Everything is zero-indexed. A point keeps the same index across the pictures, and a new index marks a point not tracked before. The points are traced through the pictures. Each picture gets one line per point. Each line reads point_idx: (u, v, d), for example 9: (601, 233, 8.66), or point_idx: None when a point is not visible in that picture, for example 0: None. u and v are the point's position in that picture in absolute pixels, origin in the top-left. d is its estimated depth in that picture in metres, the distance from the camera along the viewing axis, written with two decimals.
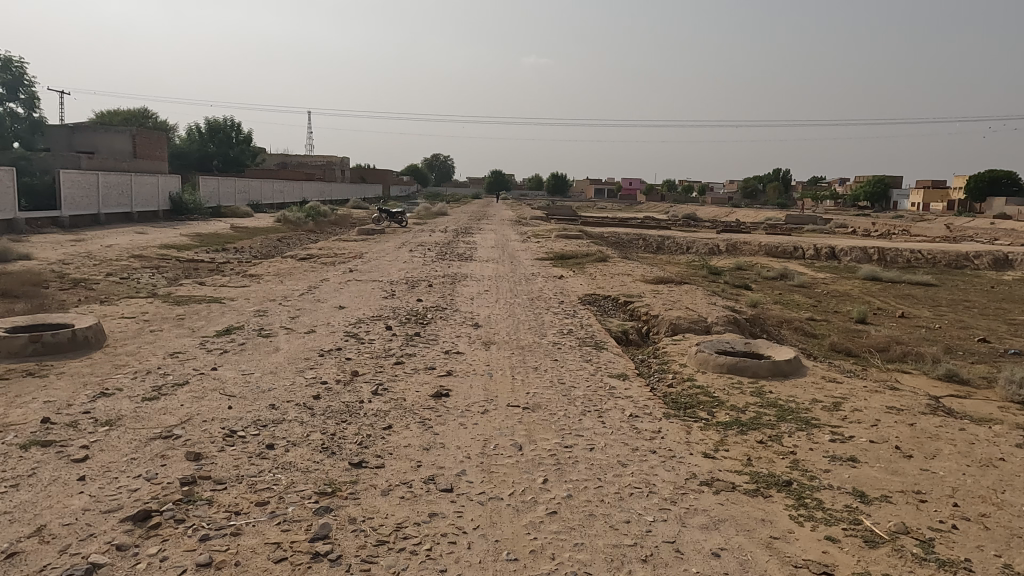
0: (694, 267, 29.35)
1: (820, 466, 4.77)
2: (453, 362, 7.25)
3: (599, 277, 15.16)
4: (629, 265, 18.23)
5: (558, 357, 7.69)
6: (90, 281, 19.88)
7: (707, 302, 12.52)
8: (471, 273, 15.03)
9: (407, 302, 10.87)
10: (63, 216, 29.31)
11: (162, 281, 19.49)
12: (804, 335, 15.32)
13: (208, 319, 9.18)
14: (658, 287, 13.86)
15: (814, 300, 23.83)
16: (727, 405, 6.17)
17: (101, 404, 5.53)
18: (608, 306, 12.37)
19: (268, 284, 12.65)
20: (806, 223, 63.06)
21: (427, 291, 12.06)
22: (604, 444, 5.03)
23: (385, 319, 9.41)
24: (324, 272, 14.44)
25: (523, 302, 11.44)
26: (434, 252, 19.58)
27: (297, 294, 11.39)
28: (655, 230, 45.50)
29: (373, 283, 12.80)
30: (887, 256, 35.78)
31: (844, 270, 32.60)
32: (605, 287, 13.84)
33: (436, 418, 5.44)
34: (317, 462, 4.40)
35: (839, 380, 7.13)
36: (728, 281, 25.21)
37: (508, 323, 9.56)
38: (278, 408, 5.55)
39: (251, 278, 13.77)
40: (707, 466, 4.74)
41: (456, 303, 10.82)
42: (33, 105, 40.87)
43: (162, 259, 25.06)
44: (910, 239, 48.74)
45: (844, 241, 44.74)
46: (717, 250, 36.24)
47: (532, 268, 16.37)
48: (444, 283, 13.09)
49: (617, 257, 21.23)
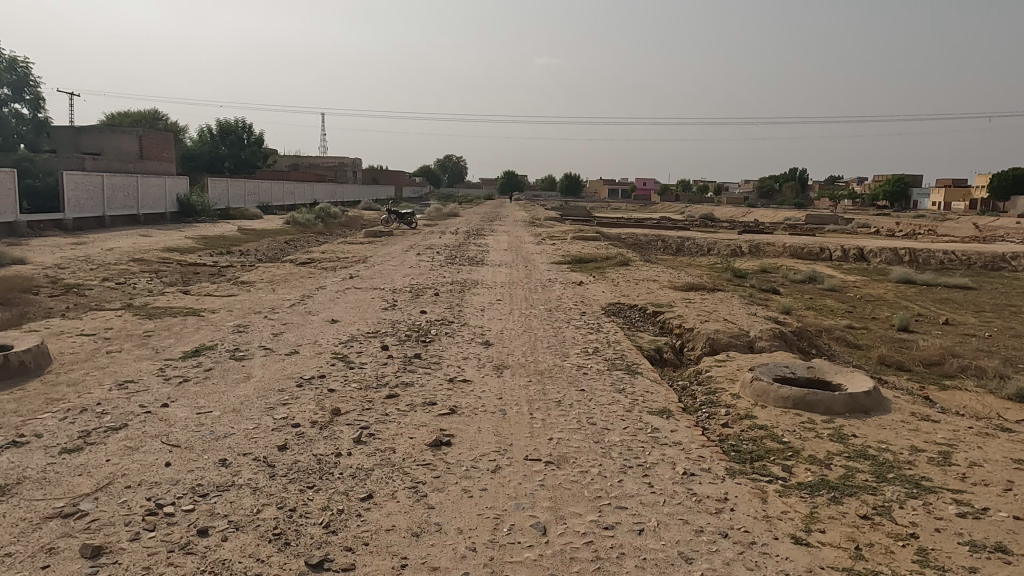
0: (717, 269, 28.08)
1: (961, 560, 3.45)
2: (458, 394, 5.94)
3: (622, 282, 13.87)
4: (653, 268, 16.95)
5: (586, 387, 6.38)
6: (83, 287, 18.95)
7: (746, 313, 11.17)
8: (482, 279, 13.79)
9: (409, 314, 9.64)
10: (65, 219, 28.55)
11: (157, 288, 18.50)
12: (848, 345, 13.99)
13: (177, 337, 7.94)
14: (689, 294, 12.54)
15: (848, 306, 22.35)
16: (806, 457, 4.83)
17: (4, 460, 4.30)
18: (635, 317, 11.02)
19: (259, 293, 11.48)
20: (828, 224, 61.27)
21: (434, 301, 10.82)
22: (657, 524, 3.73)
23: (382, 336, 8.13)
24: (323, 279, 13.26)
25: (541, 314, 10.16)
26: (442, 255, 18.43)
27: (287, 305, 10.17)
28: (671, 231, 44.14)
29: (374, 292, 11.59)
30: (917, 257, 34.19)
31: (874, 273, 31.17)
32: (630, 294, 12.55)
33: (433, 481, 4.15)
34: (261, 564, 3.15)
35: (935, 419, 5.75)
36: (754, 285, 23.89)
37: (524, 340, 8.25)
38: (229, 465, 4.30)
39: (242, 285, 12.63)
40: (803, 560, 3.43)
41: (464, 316, 9.55)
42: (38, 106, 40.36)
43: (163, 264, 24.17)
44: (935, 240, 46.98)
45: (870, 242, 43.15)
46: (739, 252, 34.92)
47: (549, 273, 15.07)
48: (452, 292, 11.85)
49: (641, 260, 19.88)
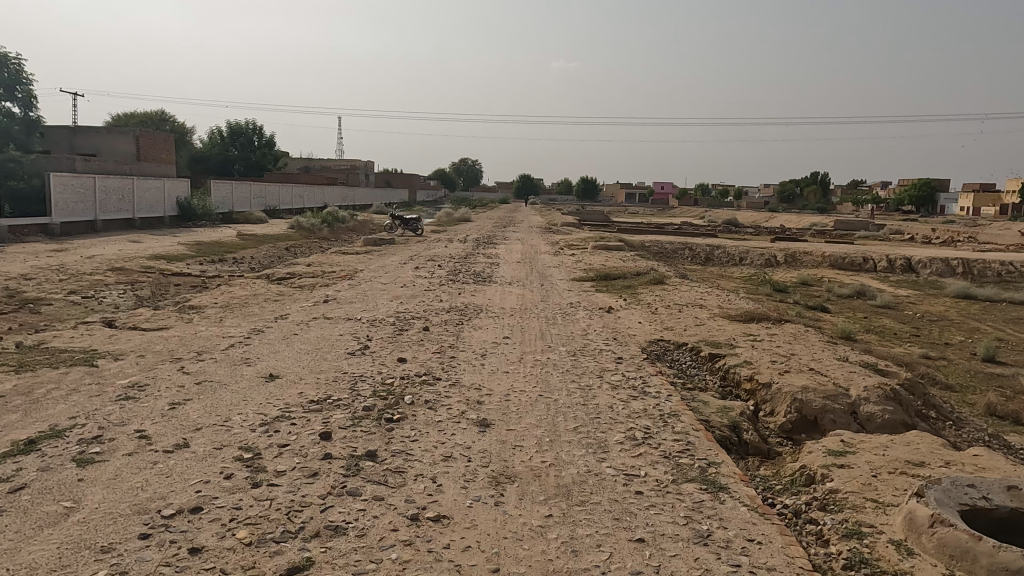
0: (753, 282, 25.36)
1: None
2: (423, 563, 3.28)
3: (662, 309, 11.19)
4: (692, 287, 14.30)
5: (648, 535, 3.69)
6: (42, 301, 16.65)
7: (833, 356, 8.42)
8: (488, 303, 11.20)
9: (382, 364, 7.03)
10: (52, 223, 26.44)
11: (123, 305, 16.18)
12: (946, 388, 11.14)
13: (29, 410, 5.37)
14: (750, 326, 9.83)
15: (911, 327, 19.49)
16: None
17: None
18: (685, 363, 8.33)
19: (204, 326, 8.95)
20: (858, 229, 58.27)
21: (420, 340, 8.21)
22: None
23: (329, 409, 5.49)
24: (293, 304, 10.73)
25: (563, 361, 7.50)
26: (445, 269, 15.95)
27: (224, 348, 7.60)
28: (697, 237, 41.40)
29: (348, 325, 9.03)
30: (972, 268, 31.01)
31: (927, 286, 28.18)
32: (675, 326, 9.87)
33: None
34: None
35: None
36: (800, 302, 21.14)
37: (538, 417, 5.58)
38: None
39: (190, 312, 10.12)
40: None
41: (458, 369, 6.91)
42: (31, 104, 38.43)
43: (144, 273, 21.91)
44: (979, 249, 43.71)
45: (913, 250, 40.09)
46: (773, 261, 32.10)
47: (570, 295, 12.45)
48: (449, 324, 9.28)
49: (675, 276, 17.18)
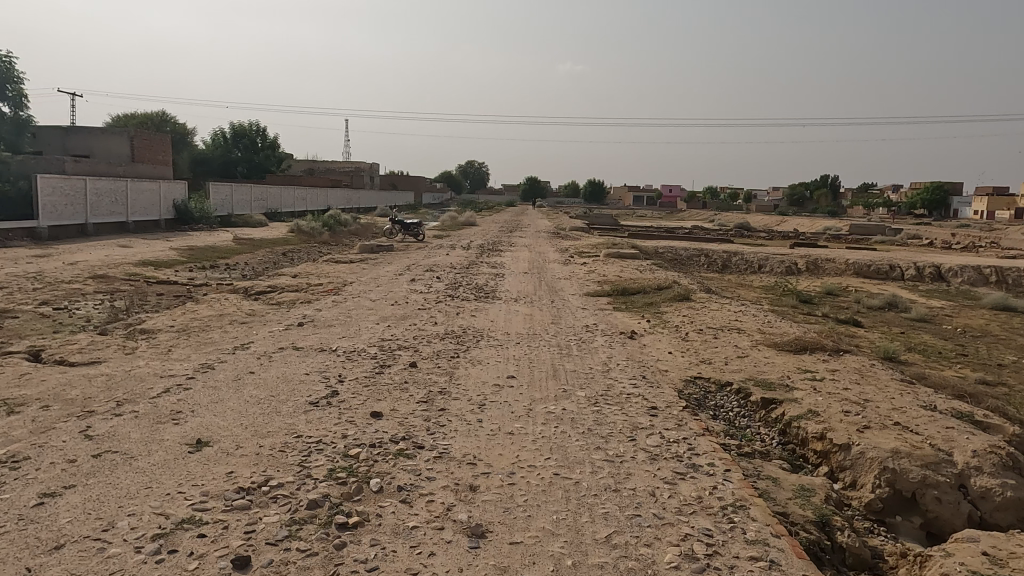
0: (775, 291, 23.73)
1: None
2: None
3: (694, 334, 9.56)
4: (722, 304, 12.69)
5: None
6: (6, 313, 15.15)
7: (916, 403, 6.76)
8: (493, 326, 9.62)
9: (349, 421, 5.42)
10: (39, 227, 25.06)
11: (93, 318, 14.68)
12: None
13: None
14: (805, 360, 8.18)
15: (955, 344, 17.83)
16: None
17: None
18: (735, 412, 6.69)
19: (150, 359, 7.38)
20: (875, 233, 56.51)
21: (405, 382, 6.60)
22: None
23: (261, 507, 3.89)
24: (266, 328, 9.18)
25: (583, 415, 5.87)
26: (445, 282, 14.39)
27: (159, 395, 6.01)
28: (712, 242, 39.76)
29: (321, 358, 7.44)
30: (1006, 277, 29.28)
31: (961, 296, 26.47)
32: (715, 358, 8.22)
33: None
34: None
35: None
36: (830, 315, 19.49)
37: (555, 516, 3.97)
38: None
39: (144, 338, 8.56)
40: None
41: (448, 431, 5.29)
42: (22, 104, 37.02)
43: (127, 280, 20.46)
44: (1004, 255, 41.84)
45: (938, 256, 38.31)
46: (794, 268, 30.45)
47: (585, 314, 10.85)
48: (444, 357, 7.68)
49: (698, 289, 15.59)
